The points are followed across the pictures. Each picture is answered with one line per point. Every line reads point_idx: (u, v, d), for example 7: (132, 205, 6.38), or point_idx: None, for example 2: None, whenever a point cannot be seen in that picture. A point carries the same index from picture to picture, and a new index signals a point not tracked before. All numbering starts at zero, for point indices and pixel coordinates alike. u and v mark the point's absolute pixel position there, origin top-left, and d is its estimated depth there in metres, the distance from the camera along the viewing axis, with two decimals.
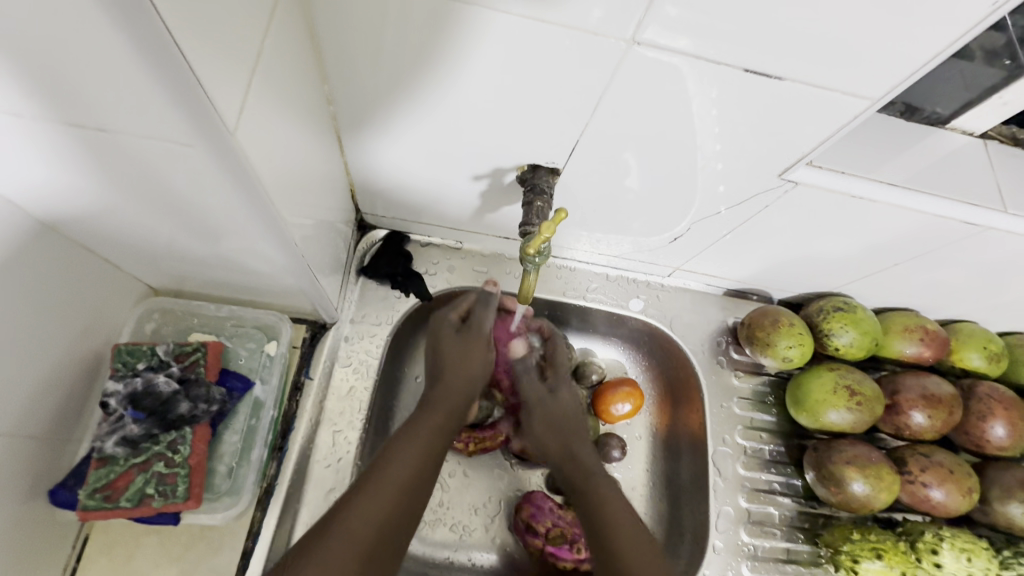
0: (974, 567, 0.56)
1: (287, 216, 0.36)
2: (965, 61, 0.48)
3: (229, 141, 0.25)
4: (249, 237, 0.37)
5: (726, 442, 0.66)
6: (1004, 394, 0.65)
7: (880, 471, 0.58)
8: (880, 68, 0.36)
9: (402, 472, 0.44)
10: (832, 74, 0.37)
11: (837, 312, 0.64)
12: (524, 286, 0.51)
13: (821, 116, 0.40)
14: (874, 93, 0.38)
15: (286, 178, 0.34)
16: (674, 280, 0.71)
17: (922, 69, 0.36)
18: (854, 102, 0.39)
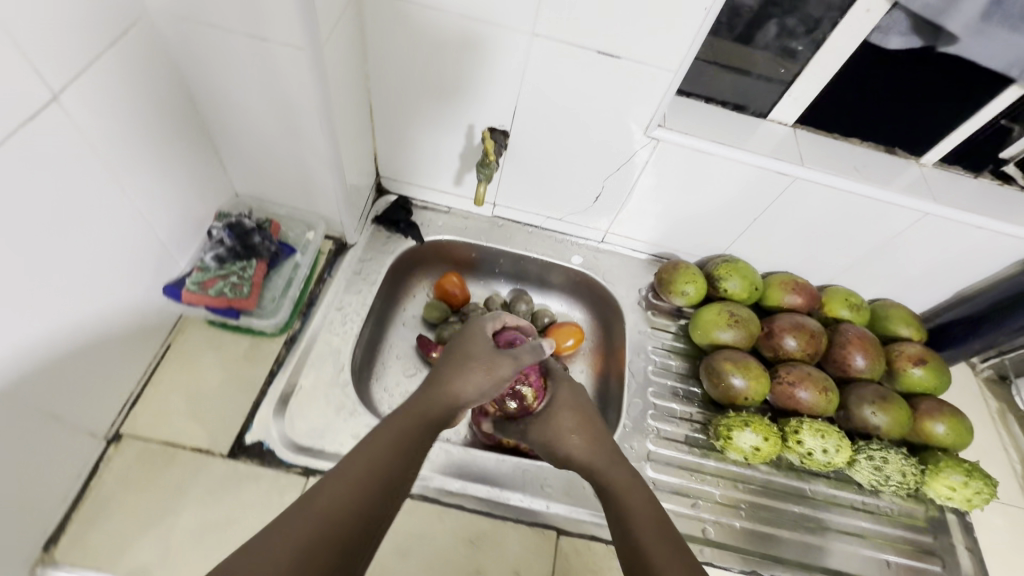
0: (828, 444, 0.71)
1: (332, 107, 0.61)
2: (755, 73, 0.73)
3: (321, 35, 0.53)
4: (315, 141, 0.64)
5: (644, 359, 0.84)
6: (862, 332, 0.83)
7: (749, 365, 0.76)
8: (671, 46, 0.60)
9: (391, 453, 0.51)
10: (648, 53, 0.61)
11: (725, 264, 0.85)
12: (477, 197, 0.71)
13: (651, 85, 0.65)
14: (673, 65, 0.62)
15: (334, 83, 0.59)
16: (607, 245, 0.94)
17: (692, 49, 0.60)
18: (664, 73, 0.63)
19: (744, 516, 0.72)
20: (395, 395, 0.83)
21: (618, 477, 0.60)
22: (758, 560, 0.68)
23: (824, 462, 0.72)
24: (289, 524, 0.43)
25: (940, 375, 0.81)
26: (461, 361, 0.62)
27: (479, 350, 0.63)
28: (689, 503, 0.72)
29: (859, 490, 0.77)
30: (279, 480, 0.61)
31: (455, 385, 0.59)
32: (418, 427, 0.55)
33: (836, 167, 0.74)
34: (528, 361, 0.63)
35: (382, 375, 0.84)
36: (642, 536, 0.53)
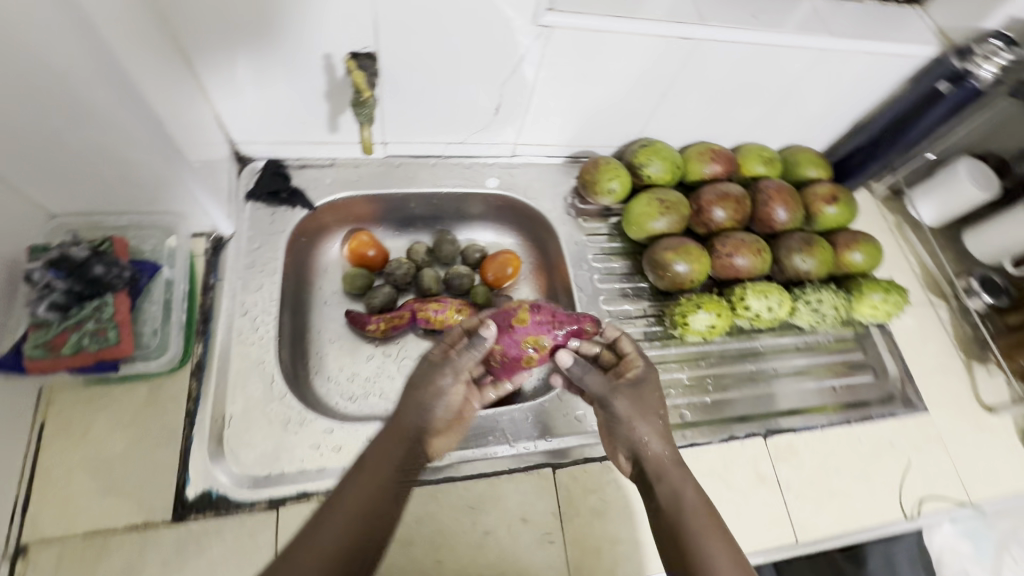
0: (772, 301, 0.75)
1: (128, 67, 0.46)
2: None
3: None
4: (123, 118, 0.49)
5: (584, 267, 0.81)
6: (780, 184, 0.84)
7: (687, 248, 0.75)
8: None
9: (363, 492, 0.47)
10: None
11: (643, 149, 0.82)
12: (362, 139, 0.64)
13: None
14: None
15: (115, 33, 0.44)
16: (519, 157, 0.86)
17: None
18: None
19: (712, 389, 0.75)
20: (342, 382, 0.76)
21: (690, 500, 0.51)
22: (733, 424, 0.72)
23: (770, 318, 0.76)
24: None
25: (851, 207, 0.86)
26: (418, 386, 0.55)
27: (421, 371, 0.55)
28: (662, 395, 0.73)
29: (800, 332, 0.82)
30: (242, 522, 0.54)
31: (404, 411, 0.53)
32: (390, 454, 0.50)
33: (735, 19, 0.69)
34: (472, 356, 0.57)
35: (321, 366, 0.75)
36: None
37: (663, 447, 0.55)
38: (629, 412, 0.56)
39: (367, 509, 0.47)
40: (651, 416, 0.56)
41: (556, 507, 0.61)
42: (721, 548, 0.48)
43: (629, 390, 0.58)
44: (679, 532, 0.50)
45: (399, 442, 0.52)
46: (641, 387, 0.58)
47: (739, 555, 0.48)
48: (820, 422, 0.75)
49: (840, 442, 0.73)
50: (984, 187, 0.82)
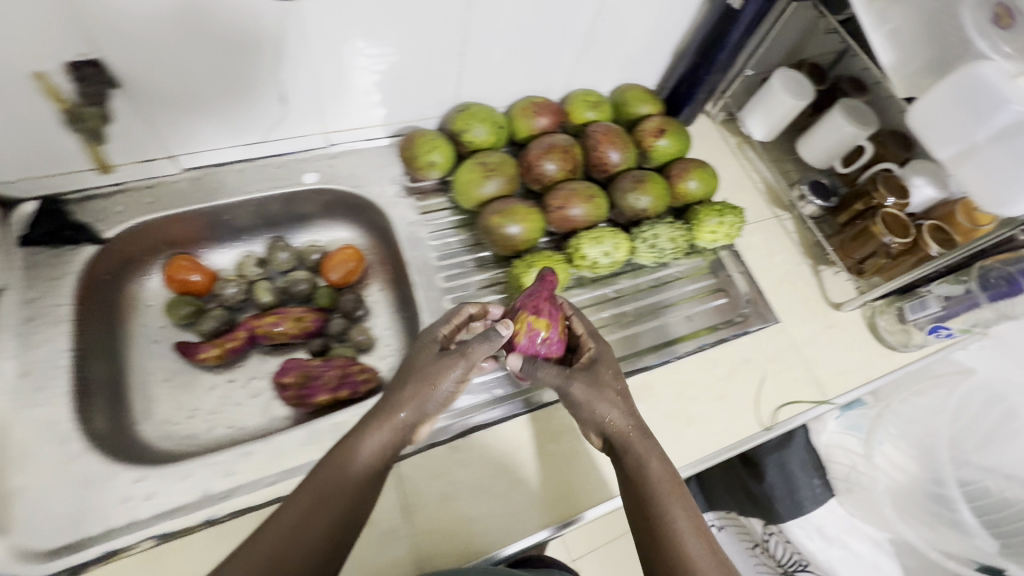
0: (606, 247, 0.74)
1: None
2: None
3: None
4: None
5: (421, 249, 0.77)
6: (607, 127, 0.83)
7: (514, 209, 0.73)
8: None
9: (330, 501, 0.48)
10: None
11: (460, 115, 0.78)
12: None
13: None
14: None
15: None
16: (337, 145, 0.80)
17: None
18: None
19: (618, 330, 0.77)
20: (180, 421, 0.70)
21: (656, 469, 0.55)
22: (642, 356, 0.74)
23: (610, 263, 0.75)
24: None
25: (682, 138, 0.86)
26: (426, 377, 0.53)
27: (428, 362, 0.54)
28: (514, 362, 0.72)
29: (649, 271, 0.83)
30: None
31: (398, 410, 0.52)
32: (358, 459, 0.50)
33: None
34: (476, 352, 0.55)
35: (151, 409, 0.70)
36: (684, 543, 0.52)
37: (637, 428, 0.58)
38: (586, 396, 0.57)
39: (308, 519, 0.47)
40: (622, 400, 0.58)
41: (399, 503, 0.57)
42: (681, 514, 0.54)
43: (603, 370, 0.59)
44: (648, 507, 0.54)
45: (381, 442, 0.51)
46: (603, 369, 0.60)
47: (702, 526, 0.54)
48: (676, 354, 0.75)
49: (695, 370, 0.74)
50: (797, 95, 0.84)
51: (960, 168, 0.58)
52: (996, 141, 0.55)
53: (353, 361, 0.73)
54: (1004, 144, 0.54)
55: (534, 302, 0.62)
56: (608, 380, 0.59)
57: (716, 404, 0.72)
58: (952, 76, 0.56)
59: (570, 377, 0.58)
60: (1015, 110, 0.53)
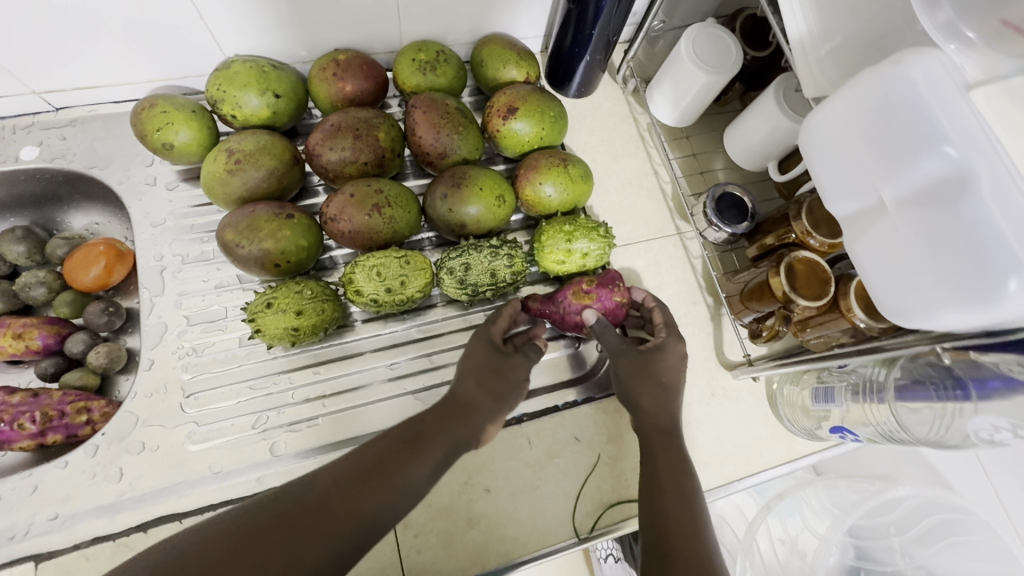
0: (388, 280, 0.54)
1: None
2: None
3: None
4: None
5: (164, 257, 0.59)
6: (436, 100, 0.60)
7: (260, 220, 0.53)
8: None
9: (388, 479, 0.43)
10: None
11: (218, 75, 0.57)
12: None
13: None
14: None
15: None
16: (72, 109, 0.61)
17: None
18: None
19: None
20: None
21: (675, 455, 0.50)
22: None
23: (398, 300, 0.55)
24: (248, 512, 0.40)
25: (544, 118, 0.61)
26: (485, 376, 0.51)
27: (490, 358, 0.52)
28: (249, 424, 0.54)
29: (467, 306, 0.61)
30: None
31: (476, 393, 0.50)
32: (424, 451, 0.45)
33: None
34: (528, 365, 0.53)
35: None
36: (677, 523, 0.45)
37: (670, 423, 0.52)
38: (628, 374, 0.52)
39: (351, 489, 0.41)
40: (672, 387, 0.53)
41: None
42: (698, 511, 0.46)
43: (664, 368, 0.53)
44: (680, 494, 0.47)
45: (436, 444, 0.46)
46: (653, 355, 0.53)
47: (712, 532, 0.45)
48: None
49: (498, 450, 0.56)
50: (714, 67, 0.57)
51: (857, 239, 0.36)
52: (909, 206, 0.31)
53: (72, 395, 0.58)
54: (921, 215, 0.31)
55: (556, 312, 0.57)
56: (668, 376, 0.52)
57: (531, 486, 0.56)
58: (862, 75, 0.33)
59: (620, 352, 0.53)
60: (949, 156, 0.29)
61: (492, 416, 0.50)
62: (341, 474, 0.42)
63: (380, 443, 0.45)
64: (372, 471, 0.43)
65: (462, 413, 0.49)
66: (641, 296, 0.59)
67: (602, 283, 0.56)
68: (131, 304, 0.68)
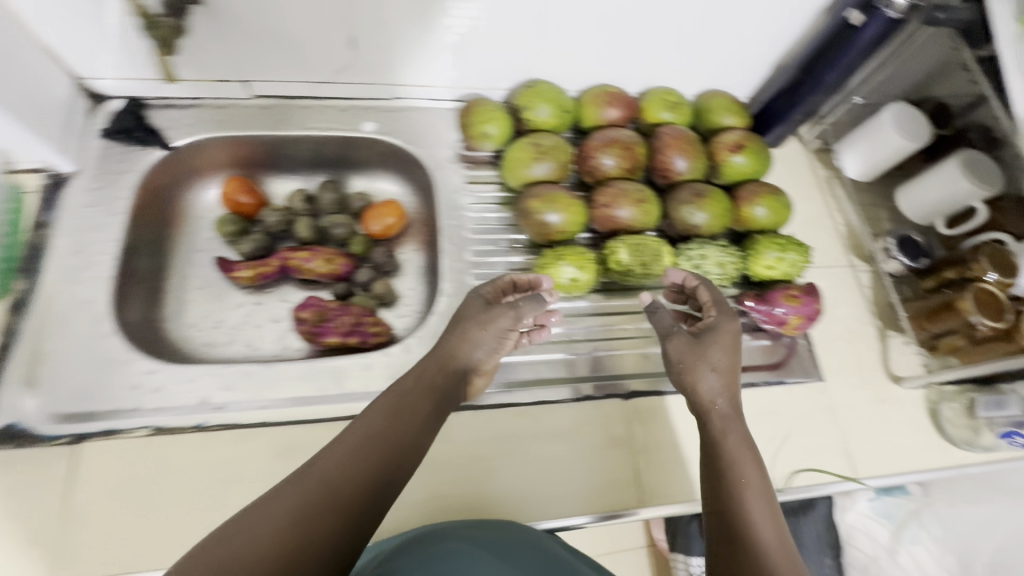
0: (646, 256, 0.69)
1: None
2: None
3: None
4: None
5: (458, 217, 0.76)
6: (680, 132, 0.77)
7: (558, 196, 0.70)
8: None
9: (396, 440, 0.46)
10: None
11: (528, 91, 0.76)
12: None
13: None
14: None
15: None
16: (401, 99, 0.81)
17: None
18: None
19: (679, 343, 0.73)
20: (203, 328, 0.75)
21: (739, 442, 0.52)
22: None
23: (646, 275, 0.70)
24: (251, 514, 0.39)
25: (760, 157, 0.78)
26: (466, 326, 0.57)
27: (476, 313, 0.58)
28: (520, 352, 0.68)
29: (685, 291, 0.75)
30: (42, 454, 0.54)
31: (440, 357, 0.55)
32: (415, 409, 0.49)
33: None
34: (528, 311, 0.58)
35: (181, 314, 0.74)
36: (757, 539, 0.45)
37: (729, 407, 0.54)
38: (680, 353, 0.57)
39: (361, 463, 0.43)
40: (728, 373, 0.55)
41: None
42: (762, 511, 0.47)
43: (714, 347, 0.56)
44: (727, 483, 0.49)
45: (423, 400, 0.50)
46: (702, 337, 0.57)
47: (774, 512, 0.48)
48: None
49: None
50: (911, 138, 0.74)
51: None
52: None
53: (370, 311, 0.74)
54: None
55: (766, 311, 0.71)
56: (724, 355, 0.56)
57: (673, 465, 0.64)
58: None
59: (671, 333, 0.58)
60: None
61: (458, 377, 0.55)
62: (344, 451, 0.43)
63: (365, 414, 0.47)
64: (356, 447, 0.44)
65: (438, 373, 0.53)
66: (690, 281, 0.64)
67: (807, 293, 0.71)
68: (397, 254, 0.84)
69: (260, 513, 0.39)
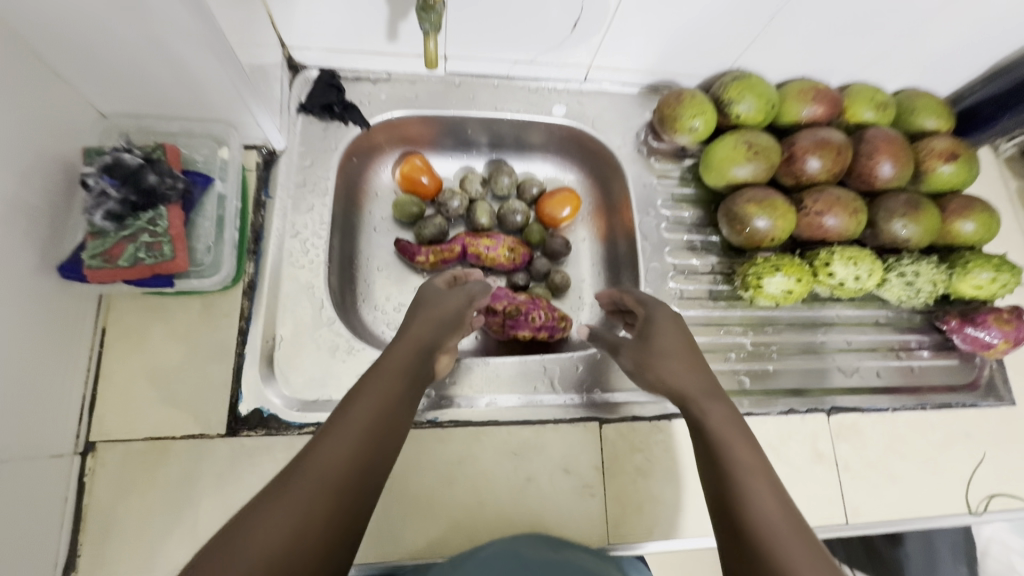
0: (861, 270, 0.67)
1: None
2: None
3: None
4: (182, 31, 0.44)
5: (651, 214, 0.74)
6: (890, 134, 0.73)
7: (774, 202, 0.67)
8: None
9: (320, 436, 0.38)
10: None
11: (736, 82, 0.71)
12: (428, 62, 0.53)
13: None
14: None
15: None
16: (591, 83, 0.77)
17: None
18: None
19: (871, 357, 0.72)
20: (388, 309, 0.74)
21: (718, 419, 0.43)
22: (894, 394, 0.70)
23: (855, 289, 0.68)
24: (303, 491, 0.35)
25: (970, 168, 0.74)
26: (417, 308, 0.53)
27: (435, 294, 0.55)
28: (722, 359, 0.68)
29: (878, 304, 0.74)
30: (290, 442, 0.54)
31: (418, 328, 0.50)
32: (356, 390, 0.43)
33: None
34: (480, 291, 0.59)
35: (368, 295, 0.74)
36: (756, 518, 0.36)
37: (706, 385, 0.46)
38: (635, 361, 0.52)
39: (359, 442, 0.38)
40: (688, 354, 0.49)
41: (599, 461, 0.59)
42: (771, 498, 0.37)
43: (665, 332, 0.51)
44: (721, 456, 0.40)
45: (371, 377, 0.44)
46: (648, 334, 0.52)
47: (784, 497, 0.38)
48: (891, 404, 0.69)
49: (911, 429, 0.67)
50: None
51: None
52: None
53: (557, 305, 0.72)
54: None
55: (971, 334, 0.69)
56: (670, 337, 0.50)
57: None
58: None
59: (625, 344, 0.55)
60: None
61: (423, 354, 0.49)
62: (349, 433, 0.38)
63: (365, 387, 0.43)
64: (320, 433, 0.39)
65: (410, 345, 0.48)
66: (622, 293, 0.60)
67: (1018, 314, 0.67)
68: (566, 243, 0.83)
69: (283, 498, 0.34)
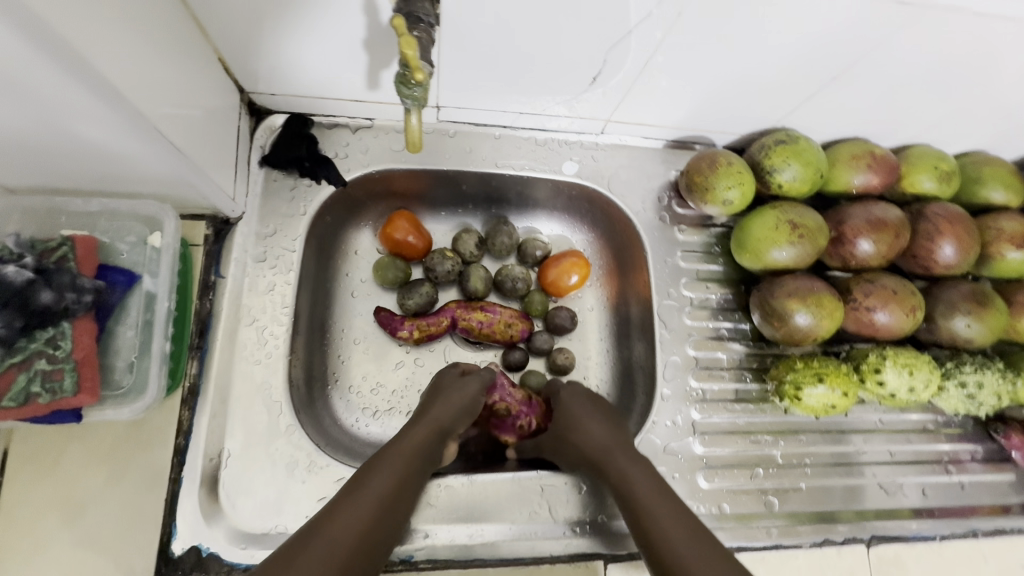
0: (916, 380, 0.57)
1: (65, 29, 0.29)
2: None
3: None
4: (92, 108, 0.34)
5: (672, 295, 0.64)
6: (954, 212, 0.62)
7: (820, 297, 0.56)
8: None
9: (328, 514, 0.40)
10: None
11: (779, 146, 0.60)
12: (410, 140, 0.44)
13: None
14: None
15: None
16: (608, 136, 0.66)
17: None
18: None
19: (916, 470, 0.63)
20: (362, 391, 0.64)
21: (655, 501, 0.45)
22: (943, 518, 0.61)
23: (907, 398, 0.59)
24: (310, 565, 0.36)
25: None
26: (435, 389, 0.54)
27: (454, 376, 0.55)
28: (748, 475, 0.58)
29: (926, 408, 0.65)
30: None
31: (437, 412, 0.51)
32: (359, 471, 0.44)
33: None
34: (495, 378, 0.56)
35: (341, 375, 0.64)
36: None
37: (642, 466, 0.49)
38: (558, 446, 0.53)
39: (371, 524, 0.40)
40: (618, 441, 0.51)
41: None
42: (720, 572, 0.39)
43: (588, 418, 0.53)
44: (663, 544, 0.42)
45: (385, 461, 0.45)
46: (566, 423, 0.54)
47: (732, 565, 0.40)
48: (939, 530, 0.60)
49: (961, 562, 0.58)
50: None
51: None
52: None
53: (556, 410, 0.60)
54: None
55: None
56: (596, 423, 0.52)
57: None
58: None
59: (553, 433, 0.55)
60: None
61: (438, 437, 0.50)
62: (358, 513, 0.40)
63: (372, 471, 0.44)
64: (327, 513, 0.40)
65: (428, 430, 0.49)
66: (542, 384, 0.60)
67: None
68: None
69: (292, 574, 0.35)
